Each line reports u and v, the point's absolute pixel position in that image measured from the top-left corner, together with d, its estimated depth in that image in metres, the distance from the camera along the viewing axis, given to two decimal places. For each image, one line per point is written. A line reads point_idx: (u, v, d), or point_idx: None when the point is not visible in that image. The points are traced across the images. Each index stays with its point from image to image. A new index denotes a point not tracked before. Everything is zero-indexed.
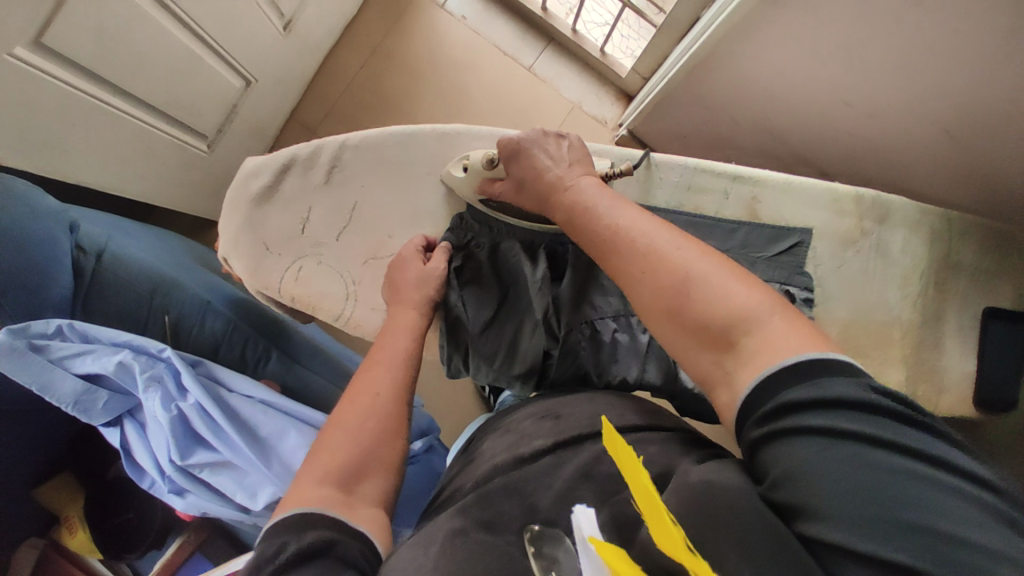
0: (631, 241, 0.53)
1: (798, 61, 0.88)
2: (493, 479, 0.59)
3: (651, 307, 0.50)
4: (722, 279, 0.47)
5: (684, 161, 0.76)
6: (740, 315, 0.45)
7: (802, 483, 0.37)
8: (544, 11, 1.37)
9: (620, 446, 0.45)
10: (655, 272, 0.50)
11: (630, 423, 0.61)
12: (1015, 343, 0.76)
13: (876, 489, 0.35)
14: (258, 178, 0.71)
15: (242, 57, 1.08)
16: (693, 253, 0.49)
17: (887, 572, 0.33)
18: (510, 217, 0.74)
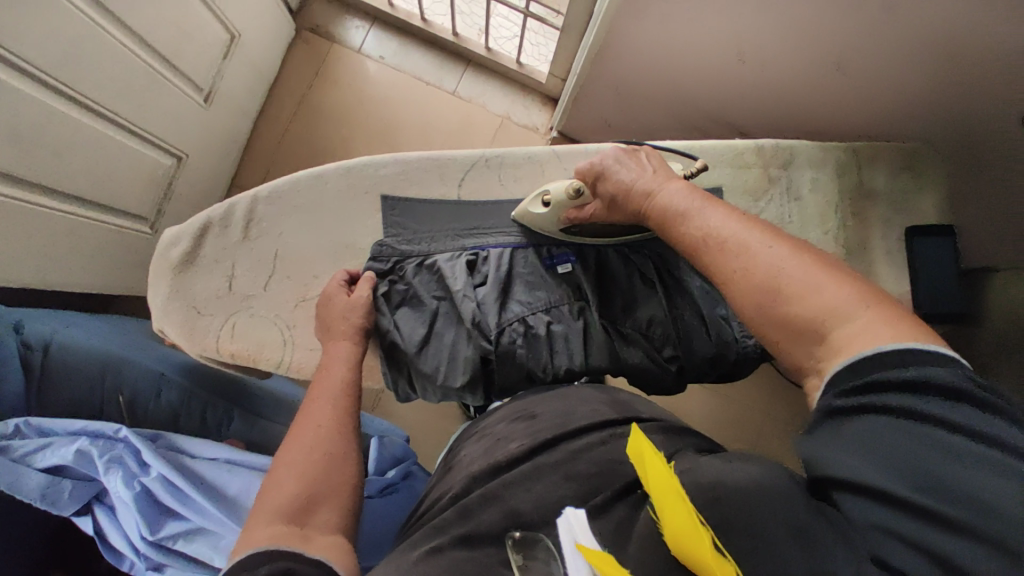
0: (721, 250, 0.57)
1: (686, 31, 0.92)
2: (473, 492, 0.59)
3: (745, 304, 0.55)
4: (813, 278, 0.52)
5: (585, 146, 0.78)
6: (828, 311, 0.50)
7: (858, 449, 0.43)
8: (455, 36, 1.43)
9: (653, 464, 0.49)
10: (745, 271, 0.55)
11: (604, 420, 0.64)
12: (942, 255, 0.78)
13: (903, 454, 0.41)
14: (177, 246, 0.72)
15: (168, 136, 1.12)
16: (784, 253, 0.54)
17: (912, 523, 0.39)
18: (588, 237, 0.76)
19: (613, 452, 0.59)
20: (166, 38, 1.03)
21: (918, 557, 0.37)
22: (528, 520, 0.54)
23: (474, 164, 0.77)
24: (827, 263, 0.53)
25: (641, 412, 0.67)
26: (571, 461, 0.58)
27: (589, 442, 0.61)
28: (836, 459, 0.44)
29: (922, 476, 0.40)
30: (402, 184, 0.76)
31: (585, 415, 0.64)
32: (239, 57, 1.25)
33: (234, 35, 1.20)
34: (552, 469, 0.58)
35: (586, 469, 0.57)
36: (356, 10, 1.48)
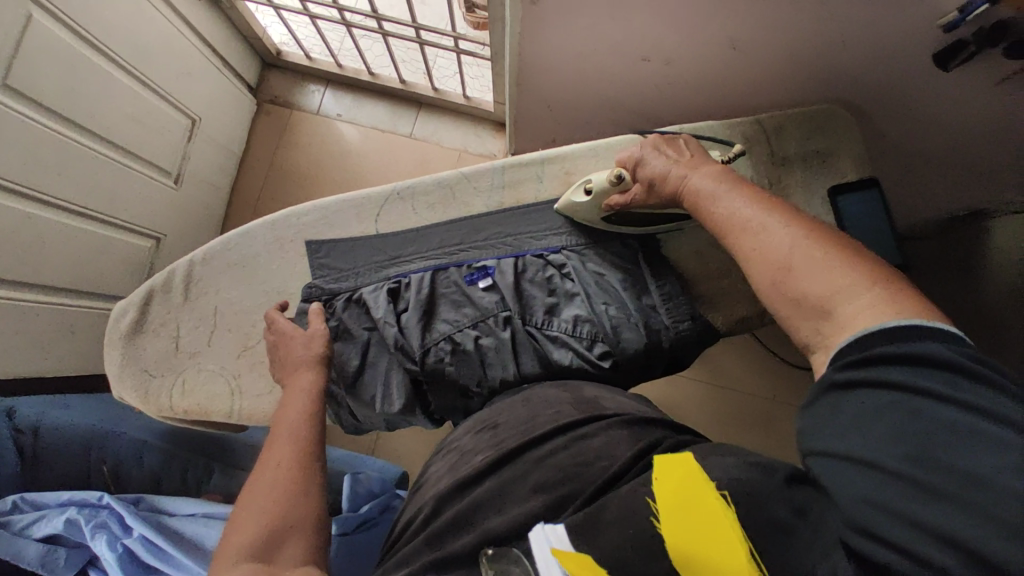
0: (743, 227, 0.57)
1: (587, 42, 0.95)
2: (441, 513, 0.58)
3: (759, 275, 0.55)
4: (829, 255, 0.51)
5: (490, 164, 0.80)
6: (836, 288, 0.49)
7: (855, 426, 0.43)
8: (403, 83, 1.52)
9: (681, 478, 0.50)
10: (766, 244, 0.55)
11: (566, 423, 0.62)
12: (867, 209, 0.77)
13: (883, 428, 0.41)
14: (126, 316, 0.79)
15: (142, 220, 1.23)
16: (797, 235, 0.54)
17: (903, 498, 0.38)
18: (624, 226, 0.77)
19: (578, 454, 0.57)
20: (127, 133, 1.15)
21: (901, 526, 0.37)
22: (501, 535, 0.52)
23: (386, 199, 0.80)
24: (844, 246, 0.52)
25: (606, 409, 0.65)
26: (535, 469, 0.57)
27: (552, 448, 0.59)
28: (823, 439, 0.44)
29: (903, 448, 0.39)
30: (323, 229, 0.80)
31: (549, 420, 0.63)
32: (202, 139, 1.36)
33: (194, 119, 1.33)
34: (523, 480, 0.57)
35: (553, 476, 0.56)
36: (310, 76, 1.59)
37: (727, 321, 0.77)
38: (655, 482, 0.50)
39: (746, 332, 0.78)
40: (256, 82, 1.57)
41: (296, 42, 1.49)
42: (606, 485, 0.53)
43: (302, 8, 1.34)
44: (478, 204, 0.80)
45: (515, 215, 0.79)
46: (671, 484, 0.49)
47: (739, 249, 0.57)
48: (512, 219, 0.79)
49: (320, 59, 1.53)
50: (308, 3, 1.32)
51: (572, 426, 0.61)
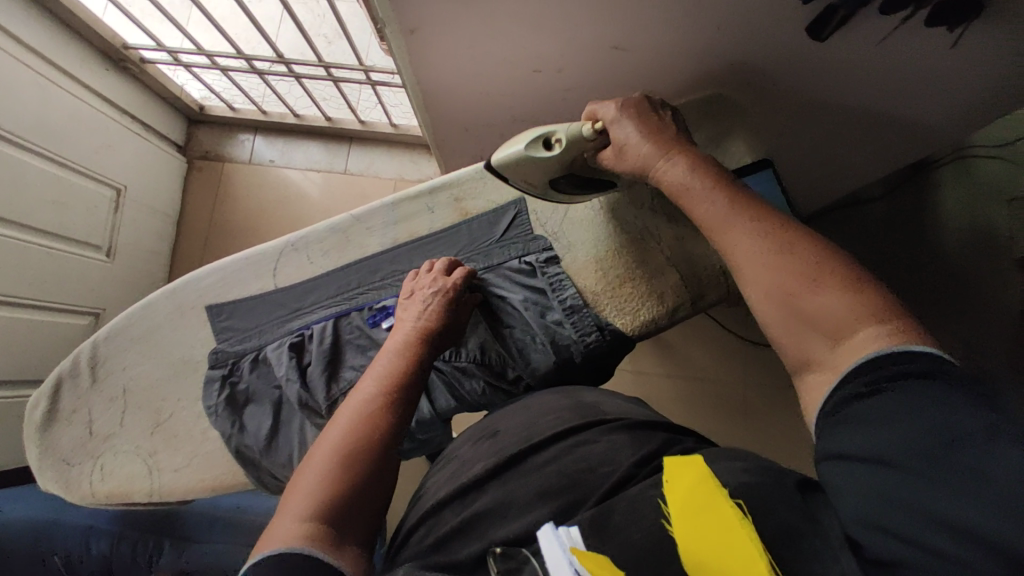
0: (751, 234, 0.54)
1: (479, 64, 0.93)
2: (445, 522, 0.57)
3: (763, 287, 0.51)
4: (847, 280, 0.48)
5: (381, 202, 0.78)
6: (850, 314, 0.46)
7: (857, 436, 0.41)
8: (329, 120, 1.51)
9: (689, 477, 0.49)
10: (778, 254, 0.51)
11: (565, 429, 0.62)
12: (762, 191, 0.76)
13: (893, 412, 0.40)
14: (39, 407, 0.78)
15: (75, 300, 1.24)
16: (815, 255, 0.50)
17: (905, 502, 0.37)
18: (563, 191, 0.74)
19: (579, 460, 0.57)
20: (48, 216, 1.15)
21: (903, 527, 0.36)
22: (512, 537, 0.51)
23: (281, 252, 0.78)
24: (851, 267, 0.49)
25: (607, 413, 0.66)
26: (536, 474, 0.57)
27: (555, 453, 0.60)
28: (836, 440, 0.43)
29: (919, 435, 0.38)
30: (222, 291, 0.78)
31: (548, 427, 0.63)
32: (130, 207, 1.37)
33: (117, 188, 1.32)
34: (527, 483, 0.57)
35: (556, 482, 0.56)
36: (238, 126, 1.59)
37: (636, 324, 0.74)
38: (666, 484, 0.50)
39: (660, 332, 0.76)
40: (184, 140, 1.57)
41: (216, 96, 1.50)
42: (614, 487, 0.53)
43: (211, 64, 1.34)
44: (373, 244, 0.78)
45: (411, 250, 0.77)
46: (683, 485, 0.49)
47: (740, 261, 0.54)
48: (410, 254, 0.77)
49: (244, 109, 1.53)
50: (215, 58, 1.32)
51: (571, 432, 0.61)
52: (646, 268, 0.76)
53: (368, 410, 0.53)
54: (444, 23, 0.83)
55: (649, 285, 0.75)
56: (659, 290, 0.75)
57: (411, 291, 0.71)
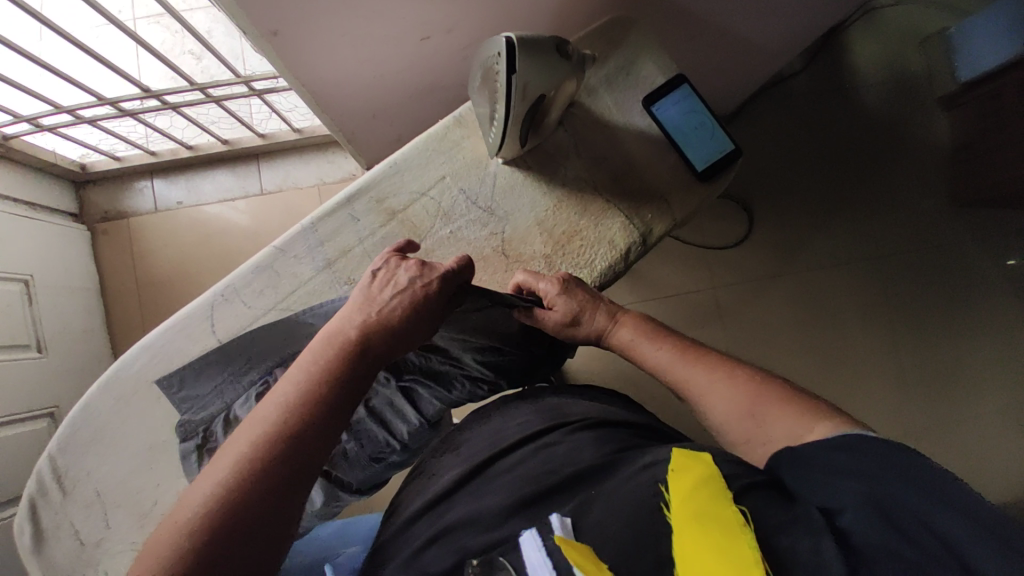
0: (690, 366, 0.63)
1: (362, 49, 0.86)
2: (421, 535, 0.61)
3: (722, 410, 0.59)
4: (776, 400, 0.56)
5: (297, 227, 0.73)
6: (792, 424, 0.53)
7: (819, 470, 0.47)
8: (227, 143, 1.41)
9: (687, 473, 0.51)
10: (709, 385, 0.61)
11: (531, 434, 0.68)
12: (683, 110, 0.73)
13: (839, 457, 0.47)
14: (21, 534, 0.73)
15: (25, 406, 1.16)
16: (739, 383, 0.59)
17: (855, 527, 0.42)
18: (502, 125, 0.61)
19: (544, 460, 0.62)
20: None
21: (865, 542, 0.41)
22: (489, 543, 0.55)
23: (212, 307, 0.73)
24: (783, 387, 0.57)
25: (570, 415, 0.71)
26: (506, 476, 0.63)
27: (521, 458, 0.65)
28: (797, 467, 0.49)
29: (869, 480, 0.44)
30: (164, 364, 0.73)
31: (514, 433, 0.69)
32: (46, 295, 1.26)
33: (24, 278, 1.21)
34: (494, 490, 0.61)
35: (521, 484, 0.60)
36: (131, 175, 1.46)
37: (596, 275, 0.73)
38: (671, 473, 0.52)
39: (618, 277, 0.75)
40: (77, 207, 1.44)
41: (95, 150, 1.38)
42: (567, 481, 0.58)
43: (76, 117, 1.23)
44: (304, 271, 0.73)
45: (347, 265, 0.73)
46: (685, 478, 0.50)
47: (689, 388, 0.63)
48: (347, 269, 0.73)
49: (130, 155, 1.42)
50: (77, 111, 1.20)
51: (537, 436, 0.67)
52: (588, 218, 0.74)
53: (285, 440, 0.46)
54: (309, 16, 0.76)
55: (595, 234, 0.73)
56: (606, 236, 0.73)
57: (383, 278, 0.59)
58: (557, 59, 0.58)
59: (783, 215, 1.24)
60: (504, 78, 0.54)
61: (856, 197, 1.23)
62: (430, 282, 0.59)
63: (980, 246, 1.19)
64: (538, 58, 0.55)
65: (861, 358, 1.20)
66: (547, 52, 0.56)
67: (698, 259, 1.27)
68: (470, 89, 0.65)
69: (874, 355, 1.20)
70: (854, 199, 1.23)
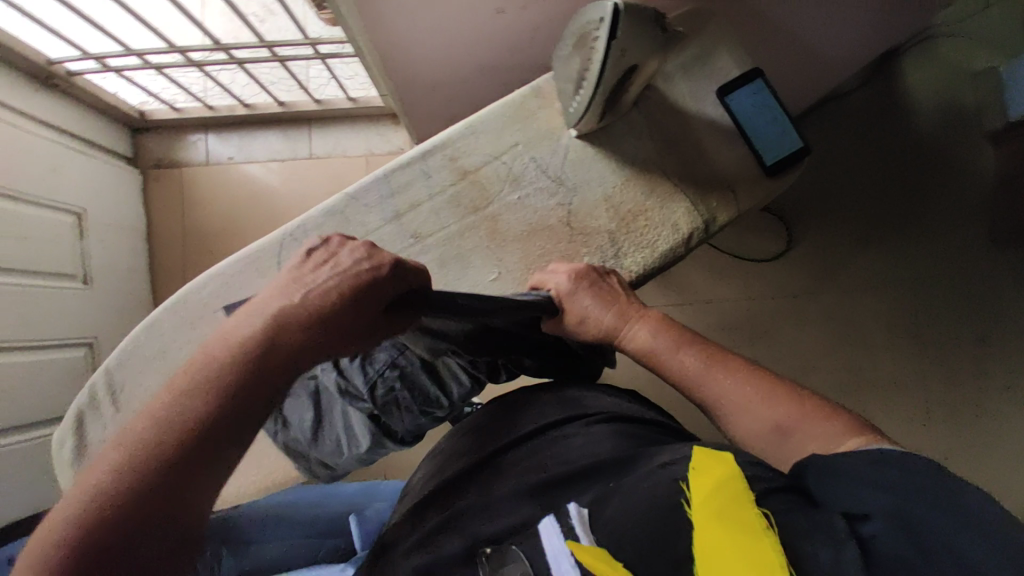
0: (718, 375, 0.63)
1: (439, 17, 0.89)
2: (429, 519, 0.61)
3: (751, 421, 0.58)
4: (810, 415, 0.55)
5: (371, 177, 0.76)
6: (826, 436, 0.53)
7: (845, 477, 0.46)
8: (282, 105, 1.44)
9: (708, 471, 0.49)
10: (739, 394, 0.60)
11: (548, 424, 0.69)
12: (757, 102, 0.74)
13: (871, 470, 0.46)
14: (68, 444, 0.76)
15: (66, 335, 1.19)
16: (771, 396, 0.59)
17: (878, 538, 0.42)
18: (596, 89, 0.63)
19: (558, 452, 0.64)
20: (15, 254, 1.09)
21: (890, 557, 0.40)
22: (497, 534, 0.56)
23: (280, 245, 0.76)
24: (823, 403, 0.57)
25: (589, 409, 0.71)
26: (519, 467, 0.64)
27: (537, 445, 0.66)
28: (823, 472, 0.48)
29: (899, 495, 0.43)
30: (227, 294, 0.75)
31: (531, 422, 0.70)
32: (96, 230, 1.29)
33: (76, 212, 1.24)
34: (507, 479, 0.62)
35: (537, 477, 0.60)
36: (186, 127, 1.50)
37: (657, 256, 0.76)
38: (692, 470, 0.50)
39: (677, 260, 0.78)
40: (131, 152, 1.48)
41: (156, 98, 1.42)
42: (577, 473, 0.59)
43: (143, 62, 1.27)
44: (373, 220, 0.76)
45: (416, 218, 0.75)
46: (707, 474, 0.49)
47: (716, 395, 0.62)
48: (415, 222, 0.75)
49: (188, 106, 1.45)
50: (146, 56, 1.25)
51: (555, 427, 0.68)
52: (655, 200, 0.76)
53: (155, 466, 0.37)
54: None
55: (661, 216, 0.76)
56: (671, 220, 0.76)
57: (321, 259, 0.48)
58: (652, 33, 0.59)
59: (824, 233, 1.26)
60: (603, 44, 0.56)
61: (897, 223, 1.24)
62: (380, 267, 0.47)
63: (1018, 279, 1.20)
64: (637, 29, 0.57)
65: (885, 379, 1.21)
66: (645, 25, 0.58)
67: (735, 265, 1.28)
68: (562, 52, 0.67)
69: (900, 377, 1.21)
70: (897, 223, 1.24)
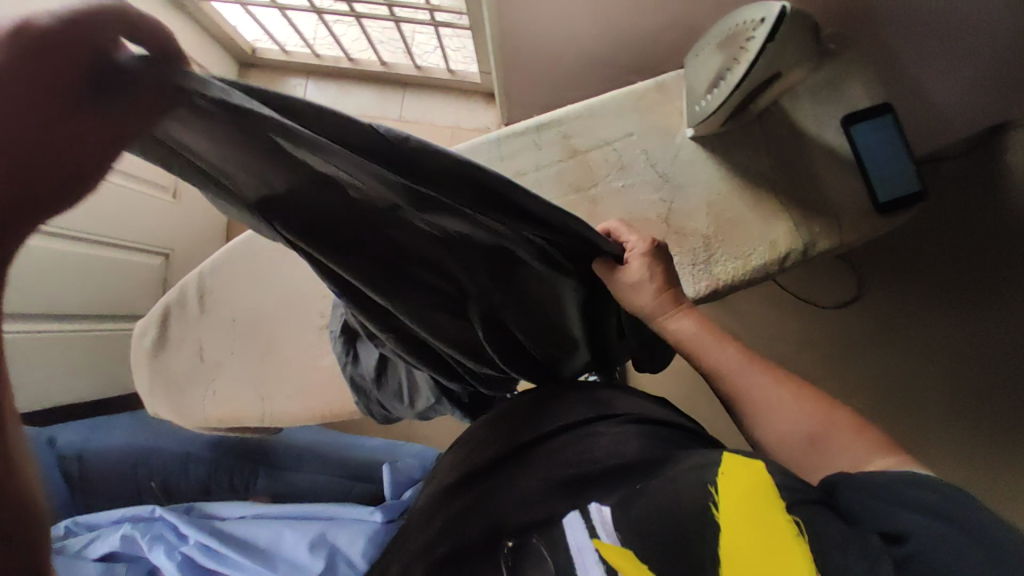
0: (748, 372, 0.54)
1: (570, 6, 0.89)
2: (454, 507, 0.56)
3: (776, 428, 0.50)
4: (842, 429, 0.47)
5: (485, 138, 0.78)
6: (857, 453, 0.45)
7: (882, 500, 0.39)
8: (384, 65, 1.48)
9: (735, 476, 0.42)
10: (763, 395, 0.52)
11: (575, 419, 0.57)
12: (885, 137, 0.71)
13: (910, 496, 0.39)
14: (148, 336, 0.80)
15: (144, 240, 1.32)
16: (800, 404, 0.50)
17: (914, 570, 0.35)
18: (733, 92, 0.63)
19: (584, 449, 0.54)
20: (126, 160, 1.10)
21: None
22: (523, 526, 0.50)
23: None
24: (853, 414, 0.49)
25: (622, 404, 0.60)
26: (544, 465, 0.54)
27: (562, 440, 0.56)
28: (855, 489, 0.41)
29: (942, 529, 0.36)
30: None
31: (558, 412, 0.59)
32: None
33: None
34: (533, 476, 0.54)
35: (565, 478, 0.52)
36: (290, 70, 1.56)
37: (749, 270, 0.75)
38: (719, 475, 0.43)
39: (765, 278, 0.77)
40: None
41: (270, 38, 1.46)
42: (606, 473, 0.51)
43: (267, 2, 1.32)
44: None
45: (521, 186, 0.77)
46: (735, 481, 0.42)
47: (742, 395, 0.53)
48: None
49: (296, 51, 1.50)
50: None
51: (584, 421, 0.57)
52: (757, 215, 0.76)
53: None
54: None
55: (759, 232, 0.75)
56: (770, 237, 0.75)
57: None
58: (802, 47, 0.59)
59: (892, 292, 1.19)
60: (758, 45, 0.56)
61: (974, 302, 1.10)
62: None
63: None
64: (792, 39, 0.57)
65: None
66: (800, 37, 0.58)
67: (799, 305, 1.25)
68: (706, 49, 0.68)
69: None
70: None
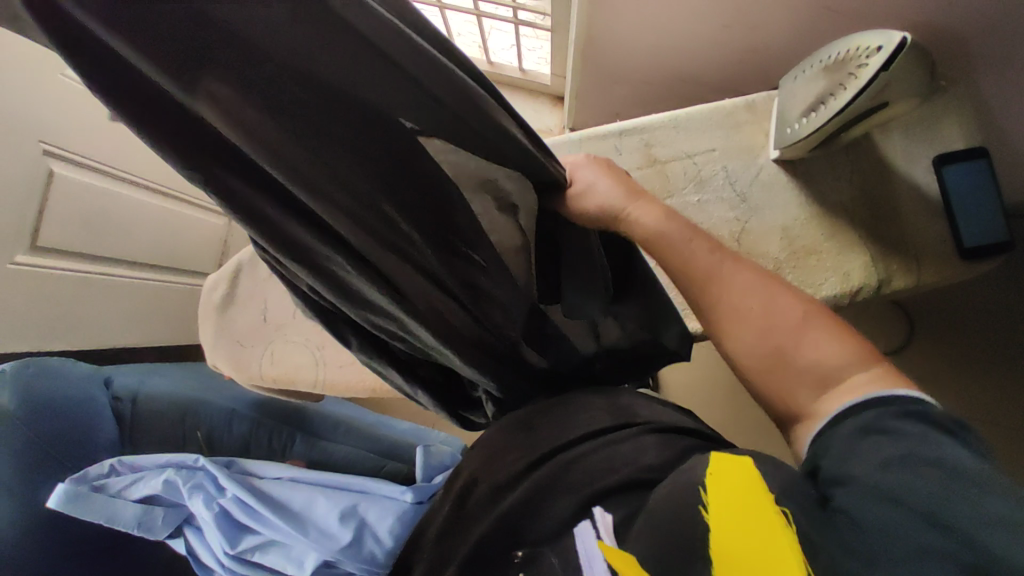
0: (724, 280, 0.50)
1: (660, 22, 0.90)
2: (478, 520, 0.55)
3: (749, 341, 0.47)
4: (818, 335, 0.44)
5: (567, 138, 0.82)
6: (830, 367, 0.43)
7: (864, 463, 0.37)
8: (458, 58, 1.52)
9: (727, 475, 0.42)
10: (735, 302, 0.48)
11: (597, 428, 0.56)
12: (978, 182, 0.68)
13: (887, 443, 0.37)
14: (218, 289, 0.85)
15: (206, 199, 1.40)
16: (780, 312, 0.46)
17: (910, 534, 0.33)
18: (833, 117, 0.62)
19: (607, 459, 0.53)
20: None
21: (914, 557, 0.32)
22: (542, 537, 0.50)
23: None
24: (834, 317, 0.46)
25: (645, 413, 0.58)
26: (566, 473, 0.53)
27: (585, 450, 0.55)
28: (838, 461, 0.39)
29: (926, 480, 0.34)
30: None
31: (579, 419, 0.58)
32: None
33: None
34: (553, 484, 0.52)
35: (583, 488, 0.51)
36: None
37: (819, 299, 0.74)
38: (708, 473, 0.43)
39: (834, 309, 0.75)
40: None
41: None
42: (626, 480, 0.50)
43: None
44: None
45: None
46: (726, 479, 0.42)
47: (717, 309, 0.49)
48: None
49: None
50: None
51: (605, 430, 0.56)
52: (833, 245, 0.75)
53: None
54: None
55: (834, 261, 0.74)
56: (843, 268, 0.74)
57: None
58: (913, 80, 0.58)
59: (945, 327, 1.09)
60: (872, 72, 0.56)
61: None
62: None
63: None
64: (906, 71, 0.56)
65: None
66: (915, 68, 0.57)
67: None
68: (807, 73, 0.67)
69: None
70: None
